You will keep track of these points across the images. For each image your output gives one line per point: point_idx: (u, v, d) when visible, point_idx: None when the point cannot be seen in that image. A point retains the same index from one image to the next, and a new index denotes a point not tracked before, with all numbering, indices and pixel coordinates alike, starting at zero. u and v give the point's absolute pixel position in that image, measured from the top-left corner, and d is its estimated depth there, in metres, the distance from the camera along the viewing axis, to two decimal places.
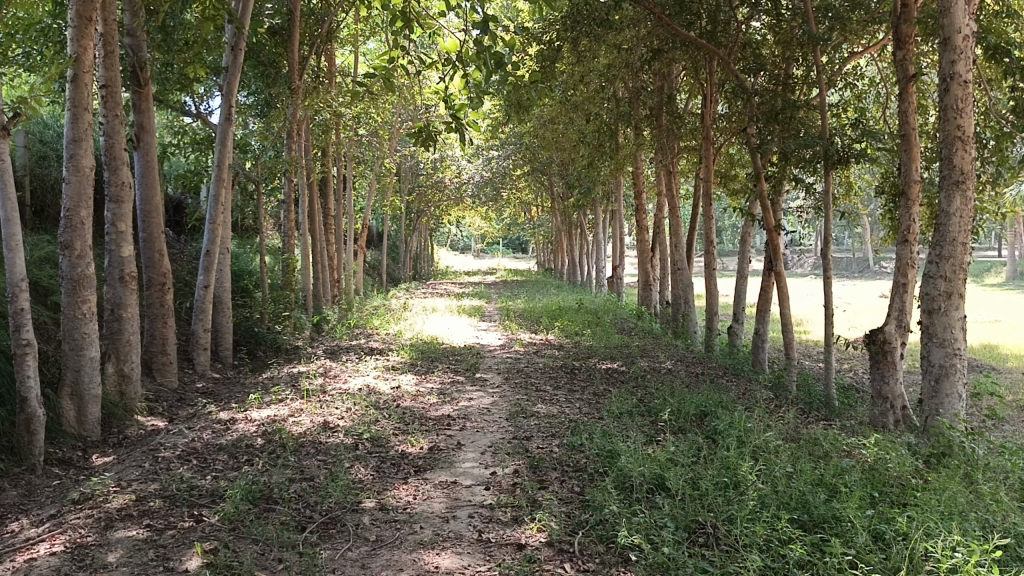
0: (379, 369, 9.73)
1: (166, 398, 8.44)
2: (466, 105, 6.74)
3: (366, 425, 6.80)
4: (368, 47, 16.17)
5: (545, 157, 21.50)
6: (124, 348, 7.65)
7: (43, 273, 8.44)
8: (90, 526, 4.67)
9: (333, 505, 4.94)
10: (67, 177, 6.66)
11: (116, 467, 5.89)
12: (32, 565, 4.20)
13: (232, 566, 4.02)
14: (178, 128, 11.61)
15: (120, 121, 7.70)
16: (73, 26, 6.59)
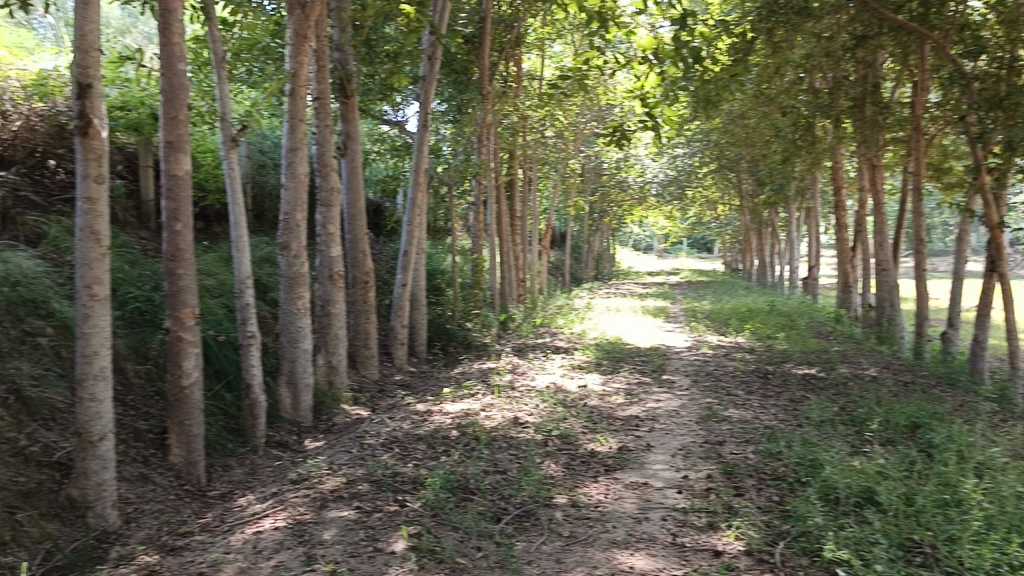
0: (565, 367, 9.83)
1: (368, 389, 8.99)
2: (663, 104, 6.69)
3: (555, 422, 6.91)
4: (554, 50, 16.42)
5: (734, 154, 20.89)
6: (333, 341, 8.26)
7: (263, 271, 9.26)
8: (307, 505, 5.06)
9: (527, 498, 5.05)
10: (286, 183, 7.29)
11: (328, 451, 6.36)
12: (258, 538, 4.63)
13: (435, 551, 4.22)
14: (377, 136, 12.31)
15: (330, 130, 8.27)
16: (291, 44, 7.13)
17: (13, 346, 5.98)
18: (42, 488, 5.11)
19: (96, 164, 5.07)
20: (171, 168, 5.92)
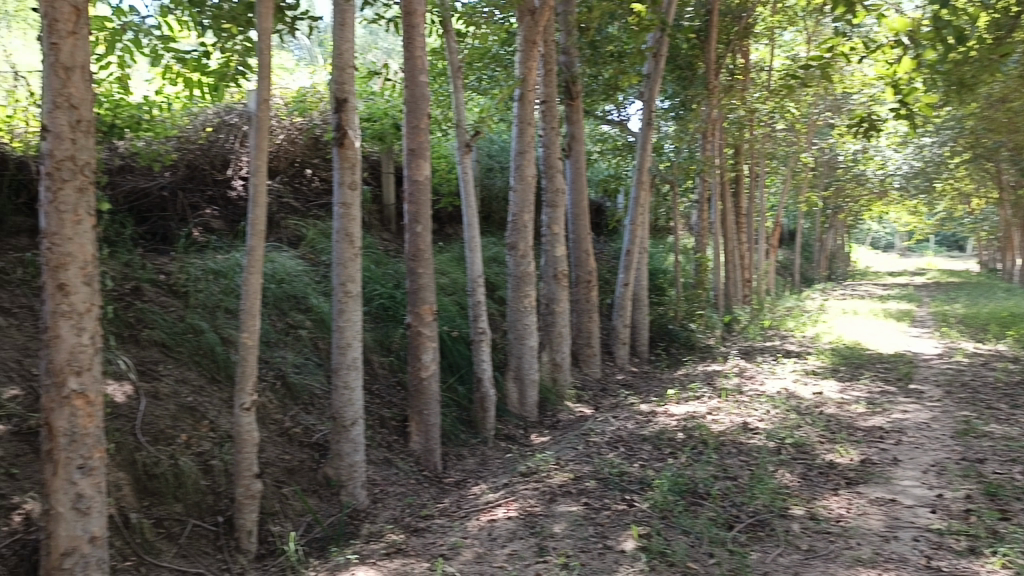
0: (797, 372, 9.35)
1: (591, 387, 9.08)
2: (918, 91, 6.20)
3: (788, 429, 6.60)
4: (785, 39, 15.70)
5: (993, 141, 18.83)
6: (557, 339, 8.44)
7: (491, 271, 9.64)
8: (537, 497, 5.21)
9: (760, 507, 4.86)
10: (514, 185, 7.55)
11: (555, 447, 6.51)
12: (493, 526, 4.84)
13: (666, 554, 4.18)
14: (599, 136, 12.39)
15: (556, 133, 8.44)
16: (521, 51, 7.34)
17: (279, 337, 6.69)
18: (303, 465, 5.67)
19: (351, 172, 5.53)
20: (413, 174, 6.32)
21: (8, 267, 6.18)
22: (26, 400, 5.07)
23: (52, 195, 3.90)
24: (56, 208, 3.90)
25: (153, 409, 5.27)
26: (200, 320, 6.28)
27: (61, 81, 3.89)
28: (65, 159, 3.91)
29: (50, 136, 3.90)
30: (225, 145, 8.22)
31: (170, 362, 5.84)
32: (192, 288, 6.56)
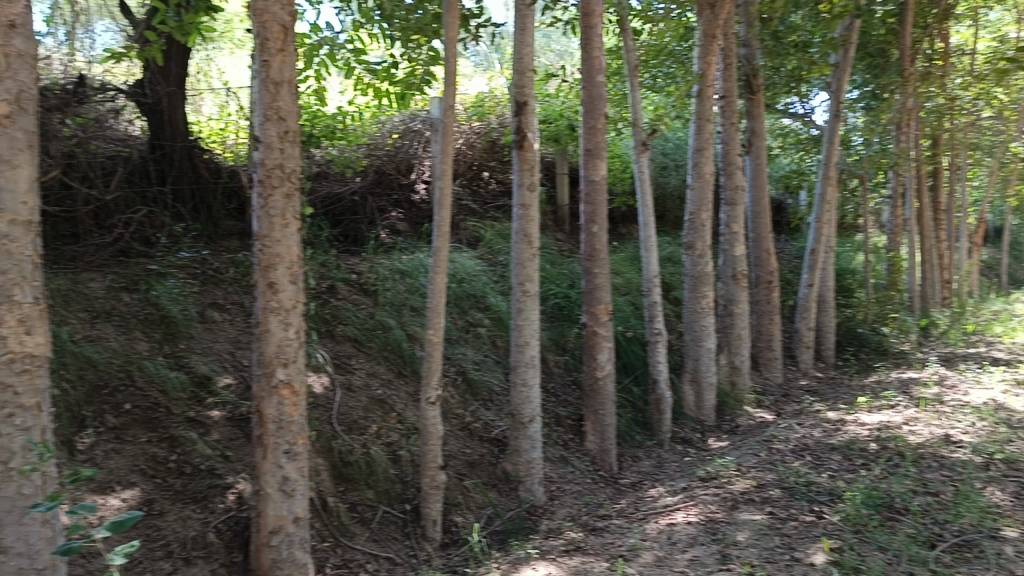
0: (1006, 382, 8.55)
1: (772, 392, 8.73)
2: None
3: (998, 444, 6.05)
4: (991, 19, 14.40)
5: None
6: (736, 341, 8.20)
7: (666, 271, 9.51)
8: (718, 503, 5.08)
9: (967, 527, 4.49)
10: (692, 184, 7.40)
11: (735, 453, 6.32)
12: (673, 530, 4.77)
13: (860, 570, 3.96)
14: (781, 130, 11.90)
15: (736, 128, 8.17)
16: (699, 46, 7.17)
17: (459, 335, 6.93)
18: (484, 460, 5.84)
19: (529, 173, 5.62)
20: (590, 174, 6.31)
21: (222, 267, 6.75)
22: (237, 389, 5.55)
23: (263, 201, 4.25)
24: (266, 212, 4.24)
25: (347, 400, 5.62)
26: (388, 317, 6.62)
27: (271, 95, 4.23)
28: (274, 167, 4.25)
29: (261, 146, 4.24)
30: (410, 150, 8.61)
31: (361, 357, 6.20)
32: (381, 287, 6.92)
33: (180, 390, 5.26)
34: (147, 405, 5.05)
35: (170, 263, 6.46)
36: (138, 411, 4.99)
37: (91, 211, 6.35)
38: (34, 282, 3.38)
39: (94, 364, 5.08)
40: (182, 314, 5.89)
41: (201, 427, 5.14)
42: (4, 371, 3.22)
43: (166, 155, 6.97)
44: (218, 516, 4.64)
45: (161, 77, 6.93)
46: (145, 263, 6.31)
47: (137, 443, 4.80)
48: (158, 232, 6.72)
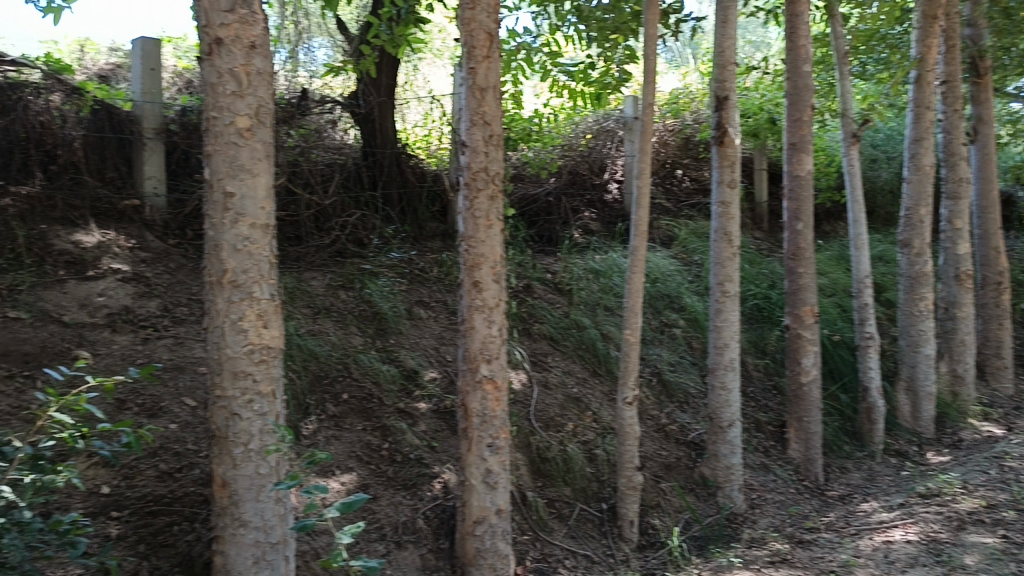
0: None
1: (1003, 404, 7.93)
2: None
3: None
4: None
5: None
6: (958, 348, 7.54)
7: (876, 271, 8.91)
8: (942, 523, 4.69)
9: None
10: (908, 177, 6.89)
11: (960, 469, 5.80)
12: (890, 548, 4.46)
13: None
14: (1011, 116, 10.80)
15: (959, 116, 7.51)
16: (918, 28, 6.67)
17: (654, 335, 6.86)
18: (680, 463, 5.74)
19: (730, 170, 5.44)
20: (794, 169, 6.04)
21: (426, 266, 7.14)
22: (442, 382, 5.86)
23: (468, 203, 4.41)
24: (472, 214, 4.40)
25: (544, 398, 5.73)
26: (583, 316, 6.67)
27: (477, 101, 4.38)
28: (480, 170, 4.40)
29: (467, 150, 4.41)
30: (604, 150, 8.61)
31: (557, 355, 6.29)
32: (575, 287, 6.99)
33: (391, 382, 5.62)
34: (362, 395, 5.43)
35: (380, 263, 6.89)
36: (354, 401, 5.37)
37: (312, 215, 6.89)
38: (270, 279, 3.77)
39: (316, 356, 5.51)
40: (391, 310, 6.29)
41: (410, 418, 5.45)
42: (246, 360, 3.69)
43: (377, 161, 7.41)
44: (427, 503, 4.88)
45: (373, 88, 7.41)
46: (359, 263, 6.78)
47: (354, 431, 5.16)
48: (370, 234, 7.18)
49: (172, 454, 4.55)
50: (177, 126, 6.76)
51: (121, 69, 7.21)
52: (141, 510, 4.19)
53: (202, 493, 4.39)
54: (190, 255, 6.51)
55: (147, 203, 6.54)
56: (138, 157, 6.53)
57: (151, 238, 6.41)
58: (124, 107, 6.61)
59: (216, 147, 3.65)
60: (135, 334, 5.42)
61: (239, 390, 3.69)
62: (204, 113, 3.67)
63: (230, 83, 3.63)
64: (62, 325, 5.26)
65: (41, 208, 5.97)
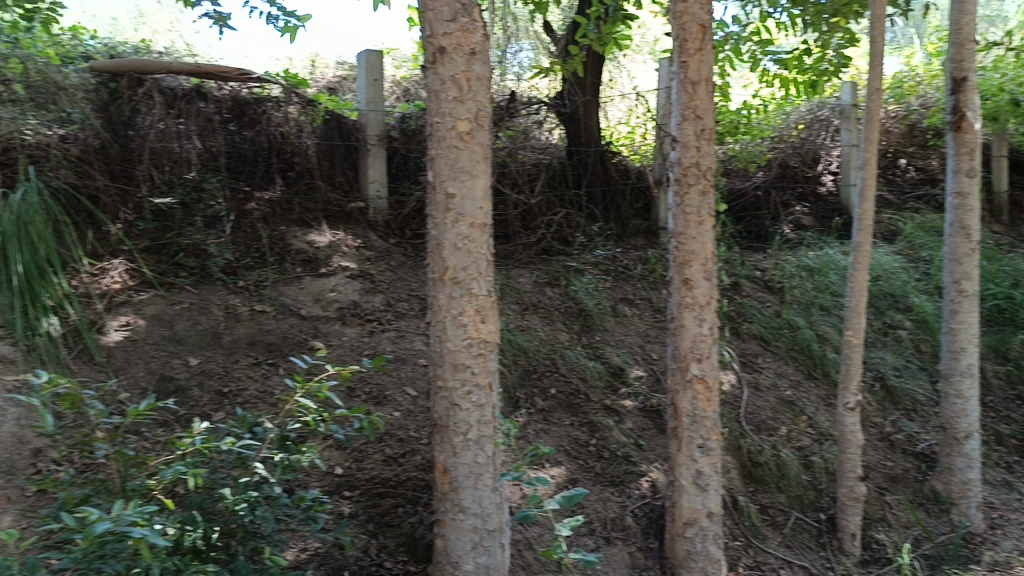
0: None
1: None
2: None
3: None
4: None
5: None
6: None
7: None
8: None
9: None
10: None
11: None
12: None
13: None
14: None
15: None
16: None
17: (876, 338, 6.43)
18: (908, 475, 5.34)
19: (969, 158, 5.00)
20: None
21: (631, 263, 7.12)
22: (649, 380, 5.84)
23: (679, 199, 4.34)
24: (682, 210, 4.33)
25: (755, 400, 5.54)
26: (797, 316, 6.38)
27: (689, 95, 4.30)
28: (691, 165, 4.32)
29: (678, 146, 4.34)
30: (817, 141, 8.13)
31: (769, 356, 6.06)
32: (788, 285, 6.69)
33: (597, 378, 5.68)
34: (570, 390, 5.54)
35: (586, 260, 6.97)
36: (562, 396, 5.49)
37: (519, 214, 7.09)
38: (488, 276, 3.91)
39: (525, 351, 5.67)
40: (597, 307, 6.35)
41: (617, 415, 5.47)
42: (465, 353, 3.85)
43: (582, 160, 7.49)
44: (635, 501, 4.88)
45: (579, 87, 7.49)
46: (565, 261, 6.90)
47: (562, 425, 5.27)
48: (575, 232, 7.27)
49: (396, 440, 4.87)
50: (397, 132, 7.21)
51: (347, 81, 7.79)
52: (370, 491, 4.51)
53: (424, 478, 4.65)
54: (409, 253, 6.91)
55: (370, 205, 7.02)
56: (363, 163, 7.03)
57: (374, 238, 6.88)
58: (351, 116, 7.11)
59: (439, 151, 3.84)
60: (362, 326, 5.89)
61: (459, 381, 3.86)
62: (428, 118, 3.87)
63: (452, 89, 3.80)
64: (300, 318, 5.79)
65: (281, 211, 6.57)
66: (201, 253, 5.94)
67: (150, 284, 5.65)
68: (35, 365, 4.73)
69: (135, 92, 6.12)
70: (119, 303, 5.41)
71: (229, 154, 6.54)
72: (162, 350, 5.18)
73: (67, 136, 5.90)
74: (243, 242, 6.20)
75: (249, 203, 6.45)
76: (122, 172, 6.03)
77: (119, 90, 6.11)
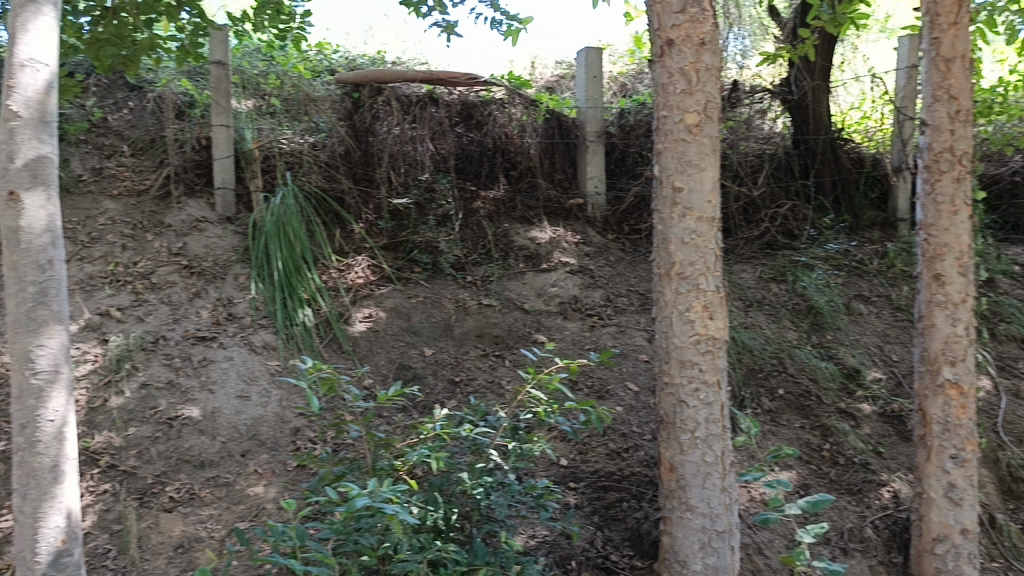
0: None
1: None
2: None
3: None
4: None
5: None
6: None
7: None
8: None
9: None
10: None
11: None
12: None
13: None
14: None
15: None
16: None
17: None
18: None
19: None
20: None
21: (865, 258, 6.67)
22: (889, 384, 5.47)
23: (929, 187, 4.01)
24: (933, 199, 3.99)
25: (1015, 408, 5.00)
26: None
27: (942, 74, 3.94)
28: (943, 150, 3.96)
29: (928, 130, 4.01)
30: None
31: None
32: None
33: (831, 380, 5.40)
34: (800, 392, 5.31)
35: (816, 254, 6.61)
36: (791, 397, 5.28)
37: (741, 207, 6.87)
38: (717, 272, 3.81)
39: (750, 349, 5.47)
40: (828, 305, 6.01)
41: (853, 419, 5.19)
42: (692, 350, 3.78)
43: (810, 148, 7.11)
44: (875, 512, 4.58)
45: (807, 72, 7.08)
46: (792, 255, 6.60)
47: (791, 428, 5.08)
48: (802, 225, 6.93)
49: (619, 435, 4.97)
50: (615, 128, 7.24)
51: (565, 80, 7.93)
52: (595, 483, 4.61)
53: (647, 474, 4.68)
54: (627, 248, 6.94)
55: (589, 201, 7.10)
56: (582, 160, 7.12)
57: (593, 234, 6.96)
58: (570, 115, 7.21)
59: (666, 145, 3.80)
60: (583, 321, 6.03)
61: (686, 378, 3.80)
62: (656, 112, 3.84)
63: (680, 81, 3.74)
64: (524, 312, 6.04)
65: (505, 209, 6.84)
66: (433, 250, 6.35)
67: (388, 279, 6.10)
68: (293, 352, 5.27)
69: (375, 100, 6.57)
70: (363, 295, 5.87)
71: (458, 155, 6.88)
72: (401, 340, 5.62)
73: (317, 143, 6.43)
74: (470, 239, 6.54)
75: (476, 201, 6.77)
76: (364, 175, 6.52)
77: (362, 99, 6.58)
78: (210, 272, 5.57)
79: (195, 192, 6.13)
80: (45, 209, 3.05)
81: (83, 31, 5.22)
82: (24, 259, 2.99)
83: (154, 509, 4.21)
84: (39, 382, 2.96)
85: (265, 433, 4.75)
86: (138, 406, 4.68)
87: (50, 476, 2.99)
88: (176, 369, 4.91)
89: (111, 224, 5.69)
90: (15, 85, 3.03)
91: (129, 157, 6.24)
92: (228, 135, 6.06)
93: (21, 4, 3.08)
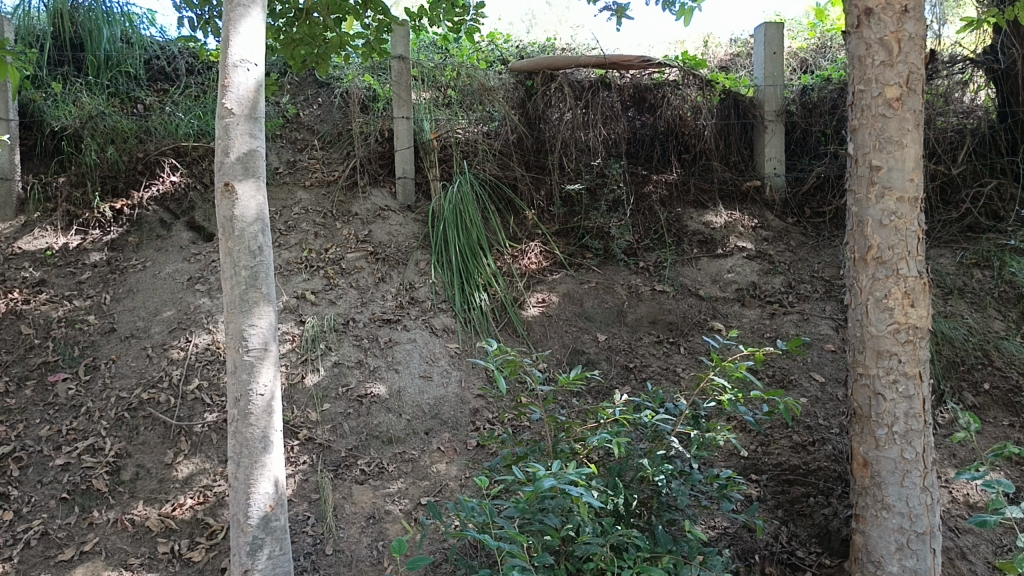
0: None
1: None
2: None
3: None
4: None
5: None
6: None
7: None
8: None
9: None
10: None
11: None
12: None
13: None
14: None
15: None
16: None
17: None
18: None
19: None
20: None
21: None
22: None
23: None
24: None
25: None
26: None
27: None
28: None
29: None
30: None
31: None
32: None
33: None
34: (1008, 387, 4.90)
35: None
36: (998, 392, 4.88)
37: (938, 187, 6.41)
38: (919, 256, 3.52)
39: (951, 340, 5.07)
40: None
41: None
42: (891, 340, 3.53)
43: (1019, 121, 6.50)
44: None
45: (1017, 38, 6.47)
46: (998, 238, 6.05)
47: (999, 425, 4.72)
48: (1009, 206, 6.33)
49: (805, 427, 4.79)
50: (796, 106, 6.91)
51: (739, 58, 7.65)
52: (779, 476, 4.47)
53: (836, 470, 4.47)
54: (809, 233, 6.60)
55: (767, 182, 6.81)
56: (760, 141, 6.85)
57: (771, 218, 6.69)
58: (748, 94, 6.98)
59: (863, 121, 3.56)
60: (763, 308, 5.82)
61: (883, 369, 3.56)
62: (852, 86, 3.63)
63: (879, 53, 3.49)
64: (699, 298, 5.91)
65: (678, 193, 6.71)
66: (605, 236, 6.33)
67: (561, 265, 6.13)
68: (471, 335, 5.43)
69: (548, 87, 6.58)
70: (536, 280, 5.94)
71: (630, 140, 6.85)
72: (574, 325, 5.65)
73: (490, 132, 6.57)
74: (642, 225, 6.47)
75: (648, 185, 6.65)
76: (536, 163, 6.60)
77: (535, 87, 6.63)
78: (394, 258, 5.82)
79: (379, 181, 6.42)
80: (255, 199, 3.28)
81: (279, 33, 5.57)
82: (238, 245, 3.22)
83: (347, 481, 4.47)
84: (251, 358, 3.18)
85: (447, 413, 4.93)
86: (331, 383, 4.97)
87: (260, 446, 3.19)
88: (365, 350, 5.18)
89: (305, 213, 6.06)
90: (229, 84, 3.28)
91: (319, 150, 6.62)
92: (408, 126, 6.27)
93: (232, 9, 3.33)
